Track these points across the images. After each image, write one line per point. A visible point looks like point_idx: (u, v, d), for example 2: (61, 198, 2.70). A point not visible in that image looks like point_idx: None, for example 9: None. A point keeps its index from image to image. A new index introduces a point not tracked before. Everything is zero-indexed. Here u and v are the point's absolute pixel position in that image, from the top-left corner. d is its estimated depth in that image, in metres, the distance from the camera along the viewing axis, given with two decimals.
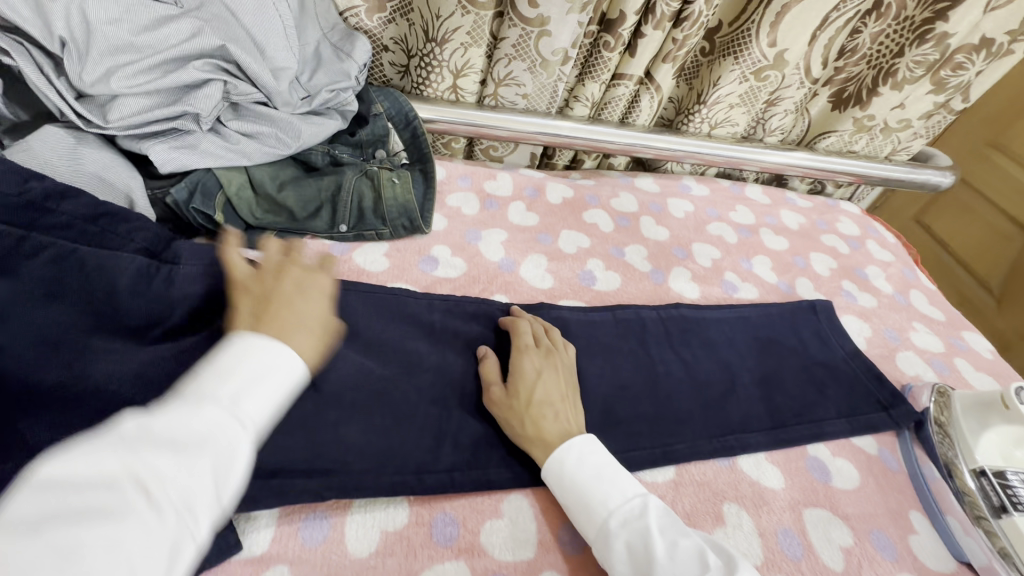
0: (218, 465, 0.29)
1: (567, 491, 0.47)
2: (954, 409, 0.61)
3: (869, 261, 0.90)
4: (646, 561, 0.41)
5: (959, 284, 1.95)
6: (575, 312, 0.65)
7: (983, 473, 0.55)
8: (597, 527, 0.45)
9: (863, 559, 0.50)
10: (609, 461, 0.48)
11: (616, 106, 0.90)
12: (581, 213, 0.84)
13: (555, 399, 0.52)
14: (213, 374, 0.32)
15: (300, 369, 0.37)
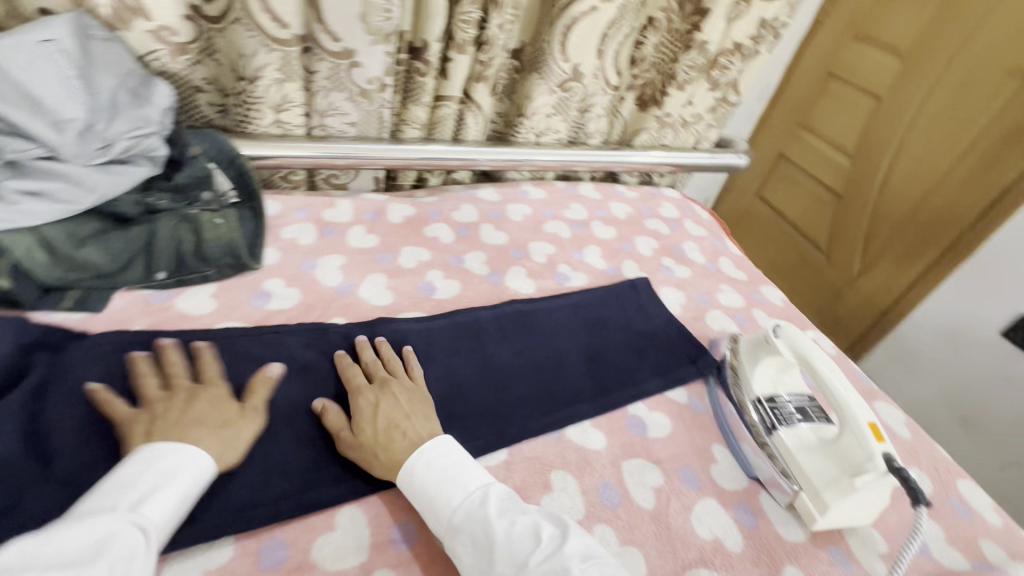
0: (128, 550, 0.38)
1: (417, 495, 0.51)
2: (740, 351, 0.72)
3: (685, 238, 1.04)
4: (487, 547, 0.45)
5: (795, 245, 2.24)
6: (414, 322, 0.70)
7: (760, 401, 0.65)
8: (443, 523, 0.48)
9: (670, 493, 0.58)
10: (457, 458, 0.52)
11: (446, 125, 0.96)
12: (422, 229, 0.89)
13: (399, 420, 0.55)
14: (128, 477, 0.43)
15: (209, 466, 0.47)
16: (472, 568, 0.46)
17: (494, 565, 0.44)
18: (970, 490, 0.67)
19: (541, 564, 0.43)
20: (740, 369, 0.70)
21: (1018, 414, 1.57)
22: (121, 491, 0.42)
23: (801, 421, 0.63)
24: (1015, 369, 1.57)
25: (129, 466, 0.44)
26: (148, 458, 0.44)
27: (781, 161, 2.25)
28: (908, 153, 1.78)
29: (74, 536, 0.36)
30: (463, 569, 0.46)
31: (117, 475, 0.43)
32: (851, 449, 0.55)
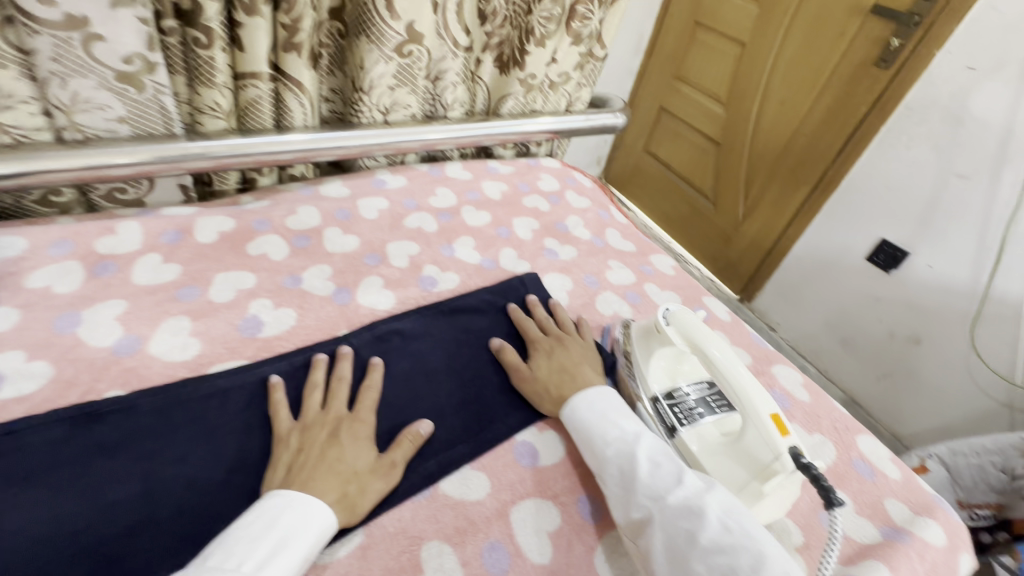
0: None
1: (576, 426, 0.56)
2: (634, 340, 0.64)
3: (568, 213, 0.95)
4: (632, 479, 0.49)
5: (685, 197, 2.28)
6: (232, 378, 0.54)
7: (658, 400, 0.59)
8: (598, 455, 0.52)
9: (570, 536, 0.50)
10: (613, 402, 0.57)
11: (260, 111, 0.77)
12: (244, 247, 0.70)
13: (569, 366, 0.62)
14: (256, 531, 0.41)
15: (332, 524, 0.43)
16: (615, 497, 0.50)
17: (635, 496, 0.48)
18: (870, 445, 0.65)
19: (677, 500, 0.46)
20: (634, 363, 0.62)
21: (886, 329, 1.73)
22: (249, 547, 0.39)
23: (700, 417, 0.56)
24: (880, 289, 1.72)
25: (256, 519, 0.42)
26: (275, 511, 0.42)
27: (663, 115, 2.27)
28: (773, 96, 1.84)
29: None
30: (609, 497, 0.50)
31: (241, 528, 0.41)
32: (755, 446, 0.49)
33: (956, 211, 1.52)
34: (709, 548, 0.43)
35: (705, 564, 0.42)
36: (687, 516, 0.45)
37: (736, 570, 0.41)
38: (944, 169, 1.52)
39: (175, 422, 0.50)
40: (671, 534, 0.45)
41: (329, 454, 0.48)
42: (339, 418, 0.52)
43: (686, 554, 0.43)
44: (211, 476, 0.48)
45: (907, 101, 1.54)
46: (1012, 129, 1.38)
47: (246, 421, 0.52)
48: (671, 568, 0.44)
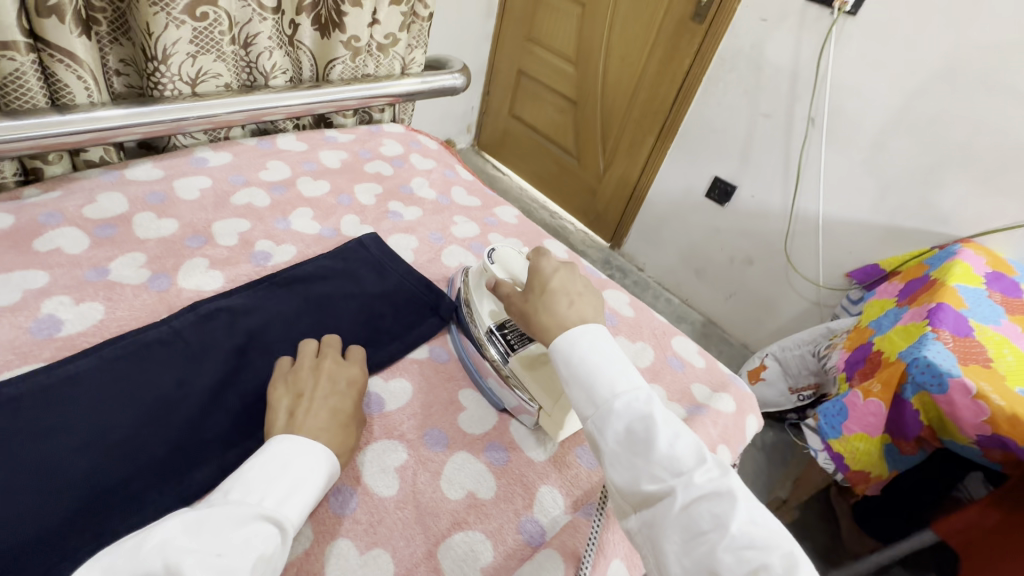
0: (269, 549, 0.39)
1: (574, 370, 0.47)
2: (472, 282, 0.67)
3: (412, 175, 0.96)
4: (647, 443, 0.42)
5: (552, 155, 2.38)
6: (28, 381, 0.49)
7: (493, 331, 0.62)
8: (602, 408, 0.44)
9: (417, 465, 0.53)
10: (619, 353, 0.47)
11: (26, 89, 0.67)
12: (29, 244, 0.62)
13: (573, 293, 0.54)
14: (274, 471, 0.43)
15: (336, 467, 0.47)
16: (620, 460, 0.43)
17: (650, 463, 0.41)
18: (681, 344, 0.77)
19: (701, 479, 0.40)
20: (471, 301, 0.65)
21: (727, 255, 2.00)
22: (267, 485, 0.42)
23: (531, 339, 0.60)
24: (720, 221, 1.97)
25: (270, 457, 0.44)
26: (288, 452, 0.45)
27: (522, 77, 2.33)
28: (614, 53, 1.97)
29: (220, 527, 0.38)
30: (607, 453, 0.43)
31: (259, 466, 0.43)
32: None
33: (765, 146, 1.77)
34: (738, 539, 0.37)
35: (733, 555, 0.37)
36: (713, 500, 0.39)
37: (769, 569, 0.36)
38: (753, 110, 1.75)
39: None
40: (692, 516, 0.39)
41: (330, 402, 0.51)
42: (335, 370, 0.55)
43: (703, 542, 0.38)
44: (7, 483, 0.43)
45: (720, 52, 1.75)
46: (798, 72, 1.63)
47: (46, 422, 0.47)
48: (689, 556, 0.38)
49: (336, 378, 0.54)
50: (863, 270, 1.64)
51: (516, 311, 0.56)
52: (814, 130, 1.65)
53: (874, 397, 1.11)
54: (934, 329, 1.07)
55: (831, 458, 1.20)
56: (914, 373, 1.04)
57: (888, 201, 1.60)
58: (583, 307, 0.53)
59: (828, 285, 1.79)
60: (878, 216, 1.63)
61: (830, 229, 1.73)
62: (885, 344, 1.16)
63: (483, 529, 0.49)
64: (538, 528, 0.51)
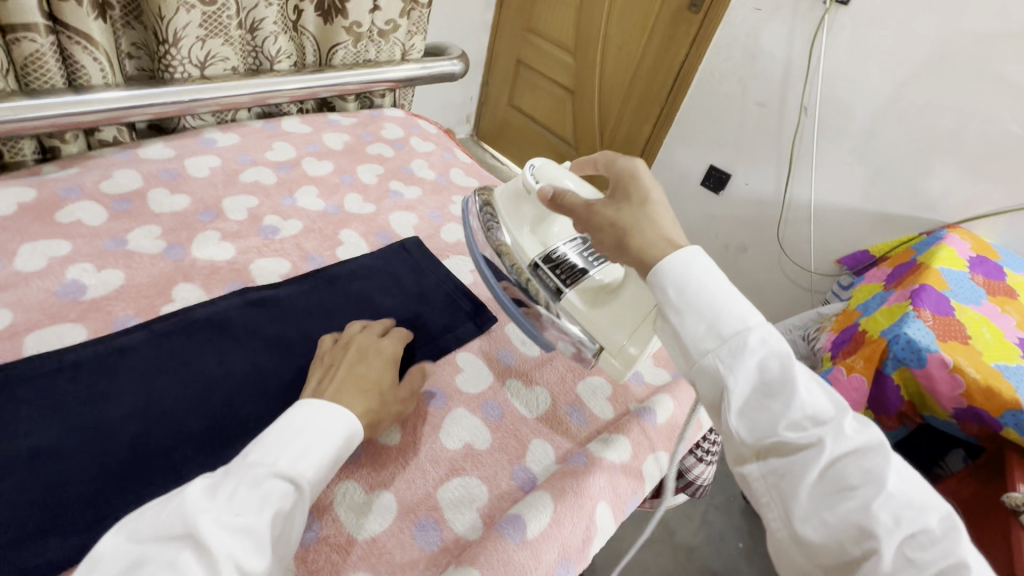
0: (286, 506, 0.40)
1: (701, 303, 0.45)
2: (514, 222, 0.69)
3: (413, 157, 0.99)
4: (787, 386, 0.42)
5: (550, 144, 2.41)
6: (82, 350, 0.53)
7: (538, 266, 0.66)
8: (734, 342, 0.43)
9: (418, 418, 0.57)
10: (740, 290, 0.46)
11: (45, 69, 0.71)
12: (51, 215, 0.65)
13: (662, 200, 0.55)
14: (288, 433, 0.44)
15: (357, 427, 0.47)
16: (751, 404, 0.43)
17: (791, 408, 0.41)
18: None
19: (848, 428, 0.41)
20: (512, 233, 0.68)
21: (721, 241, 2.04)
22: (282, 447, 0.43)
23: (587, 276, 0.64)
24: (714, 209, 2.01)
25: (290, 421, 0.45)
26: (307, 416, 0.45)
27: (521, 67, 2.35)
28: (612, 43, 1.99)
29: (237, 487, 0.39)
30: (736, 389, 0.42)
31: (275, 431, 0.44)
32: (637, 294, 0.59)
33: (758, 134, 1.80)
34: (896, 497, 0.38)
35: (889, 513, 0.38)
36: (863, 455, 0.40)
37: (928, 530, 0.37)
38: (747, 99, 1.78)
39: (18, 398, 0.48)
40: (841, 470, 0.40)
41: (355, 370, 0.53)
42: (370, 344, 0.57)
43: (853, 497, 0.39)
44: (59, 444, 0.47)
45: (715, 42, 1.77)
46: (791, 61, 1.66)
47: (97, 389, 0.51)
48: (833, 512, 0.39)
49: (366, 351, 0.56)
50: (853, 256, 1.68)
51: (598, 221, 0.56)
52: (806, 118, 1.69)
53: (857, 371, 1.13)
54: (916, 308, 1.11)
55: None
56: (895, 349, 1.06)
57: (877, 189, 1.64)
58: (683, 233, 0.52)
59: (819, 272, 1.83)
60: (868, 203, 1.66)
61: (821, 216, 1.76)
62: (869, 325, 1.20)
63: (478, 475, 0.54)
64: (530, 477, 0.55)
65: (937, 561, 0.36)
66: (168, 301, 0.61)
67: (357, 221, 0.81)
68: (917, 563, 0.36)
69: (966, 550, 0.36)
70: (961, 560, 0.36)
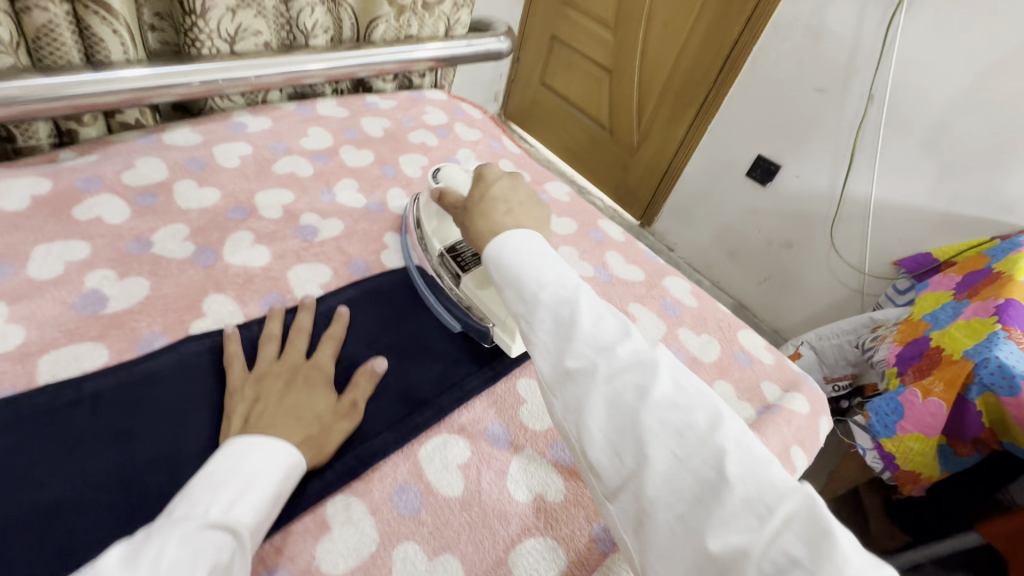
0: (227, 559, 0.33)
1: (503, 271, 0.42)
2: (425, 211, 0.66)
3: (458, 146, 0.90)
4: (570, 326, 0.38)
5: (583, 127, 2.28)
6: (105, 380, 0.46)
7: (444, 254, 0.63)
8: (527, 302, 0.40)
9: (481, 463, 0.50)
10: (551, 249, 0.43)
11: (58, 43, 0.63)
12: (68, 212, 0.58)
13: (513, 203, 0.50)
14: (219, 477, 0.38)
15: (299, 462, 0.42)
16: (544, 348, 0.38)
17: (573, 343, 0.37)
18: (749, 338, 0.72)
19: (625, 352, 0.37)
20: (421, 227, 0.66)
21: (765, 237, 1.92)
22: (213, 492, 0.37)
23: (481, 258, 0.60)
24: (760, 202, 1.89)
25: (219, 464, 0.39)
26: (238, 456, 0.40)
27: (555, 44, 2.21)
28: (657, 19, 1.84)
29: (164, 543, 0.31)
30: (534, 345, 0.39)
31: (201, 479, 0.38)
32: None
33: (815, 123, 1.67)
34: (662, 403, 0.34)
35: (658, 419, 0.34)
36: (636, 371, 0.36)
37: (692, 427, 0.34)
38: (806, 83, 1.64)
39: (30, 439, 0.41)
40: (618, 388, 0.35)
41: (288, 400, 0.46)
42: (297, 364, 0.50)
43: (627, 412, 0.34)
44: (78, 496, 0.40)
45: (774, 20, 1.62)
46: (860, 43, 1.50)
47: (121, 427, 0.44)
48: (613, 426, 0.35)
49: (297, 370, 0.50)
50: (913, 259, 1.55)
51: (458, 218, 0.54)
52: (873, 106, 1.54)
53: (935, 396, 1.05)
54: (1005, 327, 1.00)
55: (881, 456, 1.14)
56: (981, 373, 0.97)
57: (947, 187, 1.50)
58: (522, 216, 0.49)
59: (873, 273, 1.71)
60: (935, 202, 1.53)
61: (880, 214, 1.63)
62: (943, 339, 1.10)
63: (554, 536, 0.46)
64: (609, 534, 0.48)
65: (701, 455, 0.33)
66: (198, 316, 0.54)
67: (401, 221, 0.72)
68: (686, 462, 0.33)
69: (727, 440, 0.33)
70: (720, 449, 0.33)
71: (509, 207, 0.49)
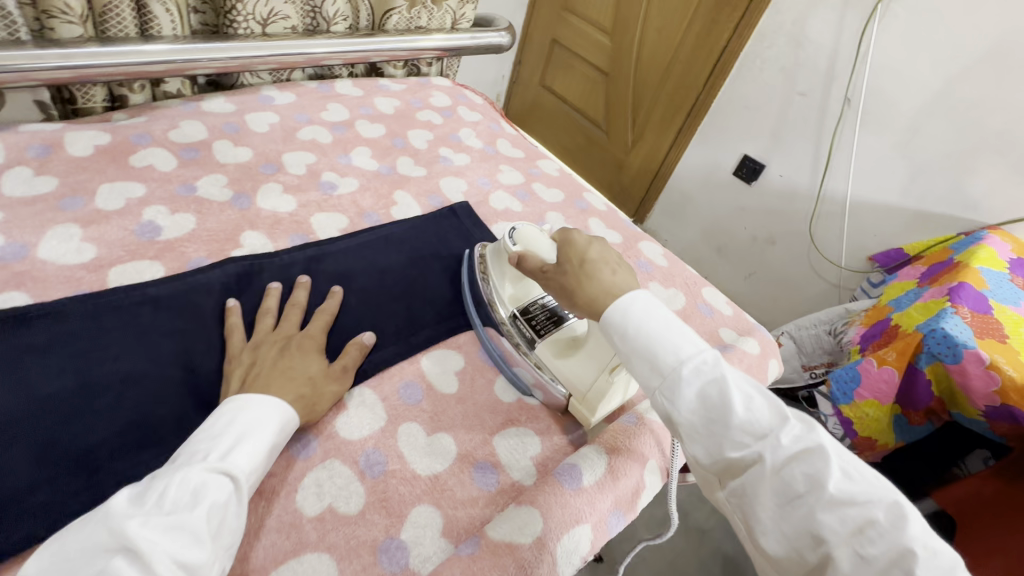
0: (222, 498, 0.38)
1: (636, 343, 0.46)
2: (494, 269, 0.64)
3: (461, 125, 1.00)
4: (724, 413, 0.42)
5: (580, 126, 2.39)
6: (162, 286, 0.55)
7: (516, 316, 0.61)
8: (671, 377, 0.44)
9: (473, 371, 0.59)
10: (678, 317, 0.47)
11: (120, 17, 0.73)
12: (126, 159, 0.68)
13: (612, 265, 0.53)
14: (217, 429, 0.42)
15: (292, 416, 0.46)
16: (699, 430, 0.43)
17: (730, 431, 0.41)
18: (712, 294, 0.82)
19: (789, 440, 0.40)
20: (491, 284, 0.64)
21: (750, 233, 2.02)
22: (212, 441, 0.41)
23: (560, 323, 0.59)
24: (745, 199, 1.99)
25: (219, 419, 0.43)
26: (235, 410, 0.44)
27: (555, 47, 2.33)
28: (651, 25, 1.96)
29: (164, 488, 0.37)
30: (683, 422, 0.43)
31: (204, 431, 0.43)
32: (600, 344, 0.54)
33: (797, 124, 1.77)
34: (836, 497, 0.37)
35: (835, 516, 0.37)
36: (804, 460, 0.39)
37: (873, 523, 0.36)
38: (788, 87, 1.75)
39: (105, 326, 0.51)
40: (785, 479, 0.39)
41: (281, 364, 0.50)
42: (290, 336, 0.54)
43: (800, 504, 0.38)
44: (147, 369, 0.49)
45: (760, 28, 1.74)
46: (838, 50, 1.62)
47: (176, 323, 0.53)
48: (787, 522, 0.39)
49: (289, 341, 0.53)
50: (886, 254, 1.66)
51: (552, 284, 0.55)
52: (849, 109, 1.66)
53: (888, 364, 1.14)
54: (953, 305, 1.10)
55: (840, 422, 1.24)
56: (930, 344, 1.07)
57: (917, 186, 1.61)
58: (626, 276, 0.53)
59: (849, 268, 1.80)
60: (906, 200, 1.63)
61: (856, 211, 1.74)
62: (903, 319, 1.19)
63: (532, 427, 0.56)
64: (581, 434, 0.58)
65: (885, 552, 0.35)
66: (236, 247, 0.63)
67: (409, 183, 0.82)
68: (872, 562, 0.35)
69: (914, 540, 0.35)
70: (907, 550, 0.35)
71: (614, 273, 0.52)
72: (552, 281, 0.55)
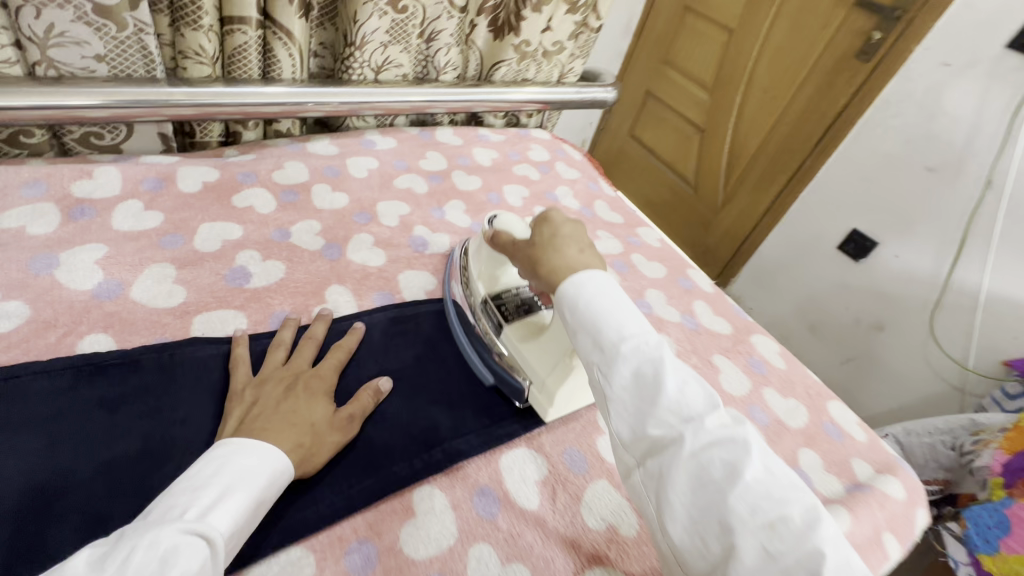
0: (195, 564, 0.32)
1: (581, 314, 0.44)
2: (473, 255, 0.63)
3: (558, 183, 0.95)
4: (655, 392, 0.39)
5: (667, 181, 2.29)
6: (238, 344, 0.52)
7: (488, 301, 0.60)
8: (609, 351, 0.41)
9: (556, 483, 0.51)
10: (628, 296, 0.45)
11: (246, 60, 0.75)
12: (229, 198, 0.67)
13: (586, 244, 0.51)
14: (198, 480, 0.37)
15: (286, 467, 0.41)
16: (625, 407, 0.40)
17: (657, 409, 0.38)
18: (839, 411, 0.69)
19: (713, 425, 0.37)
20: (469, 266, 0.63)
21: (853, 315, 1.79)
22: (193, 495, 0.36)
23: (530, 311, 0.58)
24: (852, 277, 1.78)
25: (202, 467, 0.38)
26: (223, 458, 0.39)
27: (649, 98, 2.27)
28: (757, 85, 1.86)
29: (130, 554, 0.31)
30: (613, 395, 0.40)
31: (184, 480, 0.37)
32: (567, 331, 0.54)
33: (922, 201, 1.57)
34: (753, 489, 0.35)
35: (747, 505, 0.34)
36: (726, 446, 0.36)
37: (786, 520, 0.34)
38: (913, 161, 1.57)
39: (179, 382, 0.48)
40: (702, 462, 0.36)
41: (282, 405, 0.45)
42: (300, 372, 0.50)
43: (712, 489, 0.35)
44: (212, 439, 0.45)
45: (885, 95, 1.58)
46: (980, 125, 1.43)
47: None
48: (697, 505, 0.36)
49: (297, 375, 0.49)
50: None
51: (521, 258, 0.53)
52: (992, 193, 1.44)
53: None
54: None
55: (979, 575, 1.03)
56: None
57: None
58: (595, 258, 0.50)
59: (977, 370, 1.52)
60: None
61: (992, 309, 1.49)
62: None
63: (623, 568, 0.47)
64: None
65: (795, 553, 0.33)
66: (321, 303, 0.60)
67: None
68: (777, 558, 0.33)
69: (824, 542, 0.33)
70: (816, 551, 0.33)
71: (584, 249, 0.49)
72: (524, 253, 0.53)
